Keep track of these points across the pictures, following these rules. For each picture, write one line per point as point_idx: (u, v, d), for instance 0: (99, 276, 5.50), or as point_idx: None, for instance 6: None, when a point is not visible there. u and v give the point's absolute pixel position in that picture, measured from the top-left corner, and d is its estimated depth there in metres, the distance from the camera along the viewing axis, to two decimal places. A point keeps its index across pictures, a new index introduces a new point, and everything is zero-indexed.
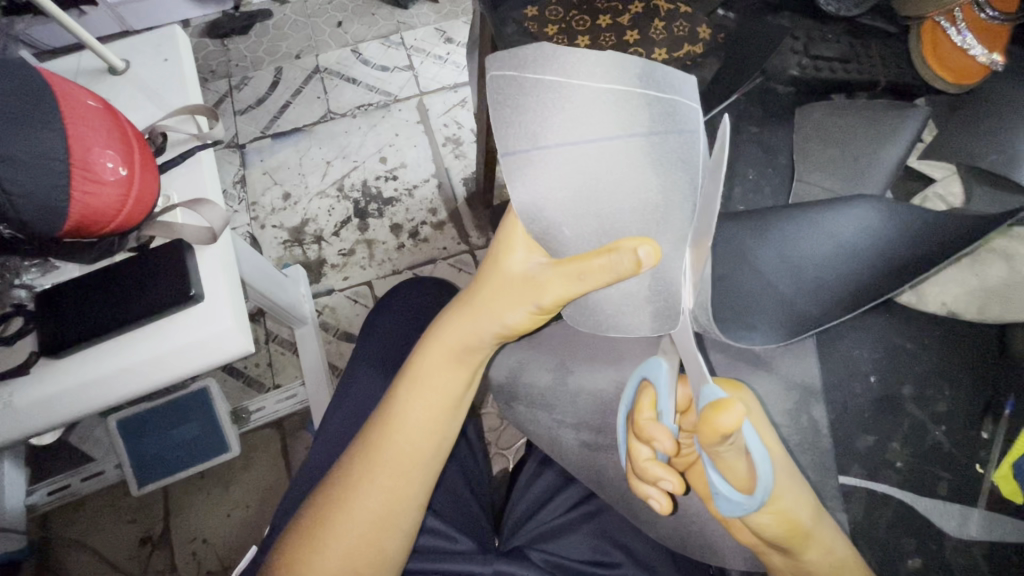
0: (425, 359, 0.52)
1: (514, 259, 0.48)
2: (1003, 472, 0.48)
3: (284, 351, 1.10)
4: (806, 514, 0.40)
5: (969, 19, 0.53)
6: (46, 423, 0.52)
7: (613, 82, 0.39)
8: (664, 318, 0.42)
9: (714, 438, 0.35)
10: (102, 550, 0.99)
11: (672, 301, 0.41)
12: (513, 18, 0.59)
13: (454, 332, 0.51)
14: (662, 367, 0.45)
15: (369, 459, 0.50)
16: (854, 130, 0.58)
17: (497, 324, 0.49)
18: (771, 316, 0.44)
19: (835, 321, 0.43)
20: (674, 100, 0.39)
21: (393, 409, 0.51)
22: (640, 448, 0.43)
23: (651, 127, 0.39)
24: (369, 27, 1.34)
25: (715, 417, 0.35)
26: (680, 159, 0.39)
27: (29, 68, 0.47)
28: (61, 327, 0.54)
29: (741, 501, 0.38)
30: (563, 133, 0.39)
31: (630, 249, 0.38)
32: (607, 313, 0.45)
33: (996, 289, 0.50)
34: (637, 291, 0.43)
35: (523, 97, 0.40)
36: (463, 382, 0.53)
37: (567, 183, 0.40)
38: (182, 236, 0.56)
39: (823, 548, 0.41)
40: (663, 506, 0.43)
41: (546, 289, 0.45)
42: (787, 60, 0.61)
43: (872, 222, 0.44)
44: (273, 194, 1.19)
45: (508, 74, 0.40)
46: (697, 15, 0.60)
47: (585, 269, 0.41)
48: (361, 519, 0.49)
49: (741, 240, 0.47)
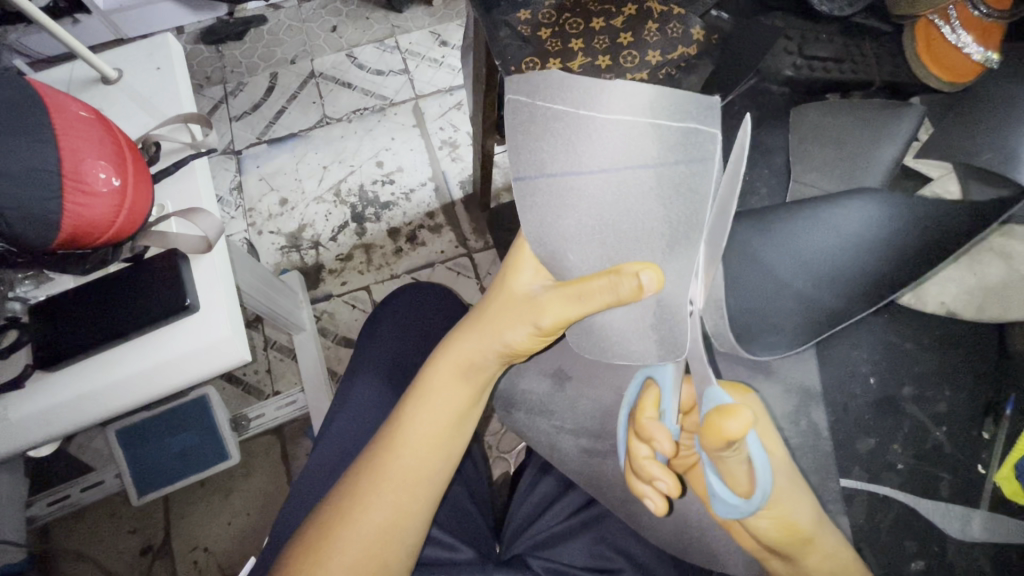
0: (430, 376, 0.52)
1: (521, 280, 0.49)
2: (1005, 472, 0.47)
3: (283, 358, 1.09)
4: (806, 519, 0.40)
5: (963, 18, 0.54)
6: (40, 437, 0.52)
7: (625, 111, 0.38)
8: (670, 347, 0.40)
9: (719, 441, 0.35)
10: (103, 561, 0.98)
11: (677, 334, 0.39)
12: (507, 22, 0.58)
13: (459, 349, 0.52)
14: (669, 370, 0.44)
15: (370, 472, 0.50)
16: (848, 129, 0.59)
17: (499, 342, 0.50)
18: (792, 314, 0.44)
19: (857, 315, 0.43)
20: (689, 127, 0.36)
21: (399, 425, 0.51)
22: (639, 447, 0.44)
23: (661, 158, 0.37)
24: (364, 31, 1.34)
25: (721, 421, 0.35)
26: (690, 189, 0.36)
27: (19, 81, 0.47)
28: (53, 339, 0.53)
29: (738, 504, 0.39)
30: (571, 162, 0.40)
31: (632, 273, 0.38)
32: (611, 339, 0.45)
33: (993, 287, 0.50)
34: (643, 317, 0.42)
35: (534, 125, 0.41)
36: (466, 401, 0.52)
37: (573, 209, 0.41)
38: (176, 246, 0.55)
39: (822, 555, 0.41)
40: (658, 507, 0.43)
41: (546, 310, 0.45)
42: (782, 61, 0.59)
43: (875, 216, 0.43)
44: (269, 200, 1.19)
45: (520, 100, 0.41)
46: (689, 15, 0.58)
47: (586, 290, 0.41)
48: (362, 536, 0.48)
49: (748, 239, 0.47)
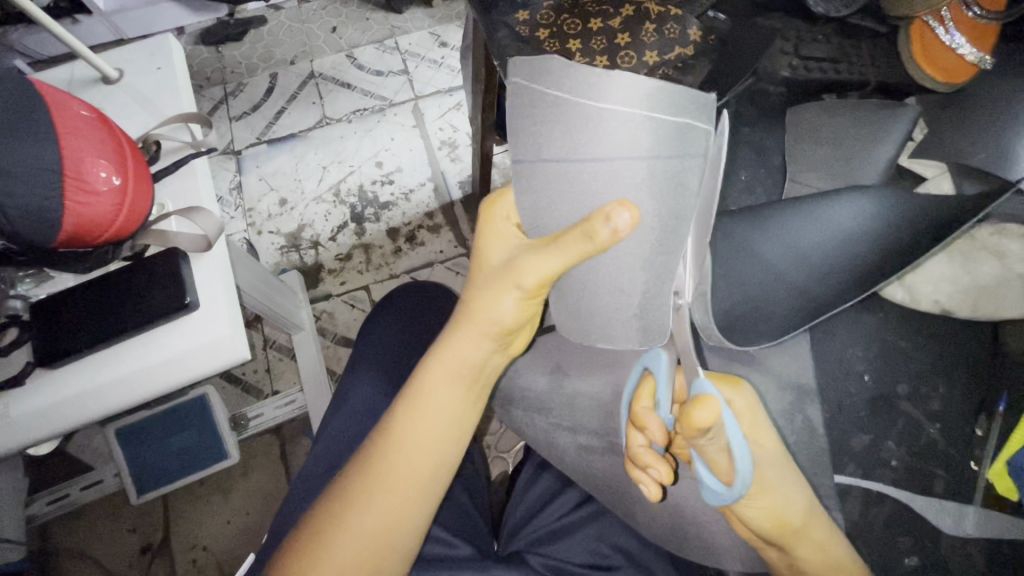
0: (426, 373, 0.50)
1: (495, 254, 0.49)
2: (998, 468, 0.48)
3: (282, 357, 1.09)
4: (794, 509, 0.41)
5: (957, 19, 0.54)
6: (42, 434, 0.52)
7: (622, 101, 0.39)
8: (656, 332, 0.42)
9: (691, 430, 0.38)
10: (102, 561, 0.98)
11: (662, 316, 0.42)
12: (506, 23, 0.59)
13: (455, 348, 0.50)
14: (661, 359, 0.46)
15: (364, 474, 0.49)
16: (843, 131, 0.59)
17: (488, 320, 0.48)
18: (785, 304, 0.45)
19: (848, 302, 0.44)
20: (684, 124, 0.38)
21: (394, 428, 0.50)
22: (635, 436, 0.47)
23: (655, 150, 0.38)
24: (364, 32, 1.34)
25: (692, 412, 0.38)
26: (677, 183, 0.39)
27: (21, 80, 0.47)
28: (53, 337, 0.54)
29: (721, 491, 0.41)
30: (567, 149, 0.41)
31: (604, 218, 0.39)
32: (592, 326, 0.46)
33: (986, 287, 0.50)
34: (626, 305, 0.43)
35: (531, 109, 0.42)
36: (463, 397, 0.51)
37: (565, 195, 0.42)
38: (176, 245, 0.56)
39: (816, 547, 0.42)
40: (653, 493, 0.44)
41: (524, 270, 0.44)
42: (777, 61, 0.60)
43: (871, 211, 0.44)
44: (269, 200, 1.19)
45: (521, 82, 0.42)
46: (687, 16, 0.58)
47: (562, 243, 0.42)
48: (358, 536, 0.48)
49: (742, 233, 0.46)
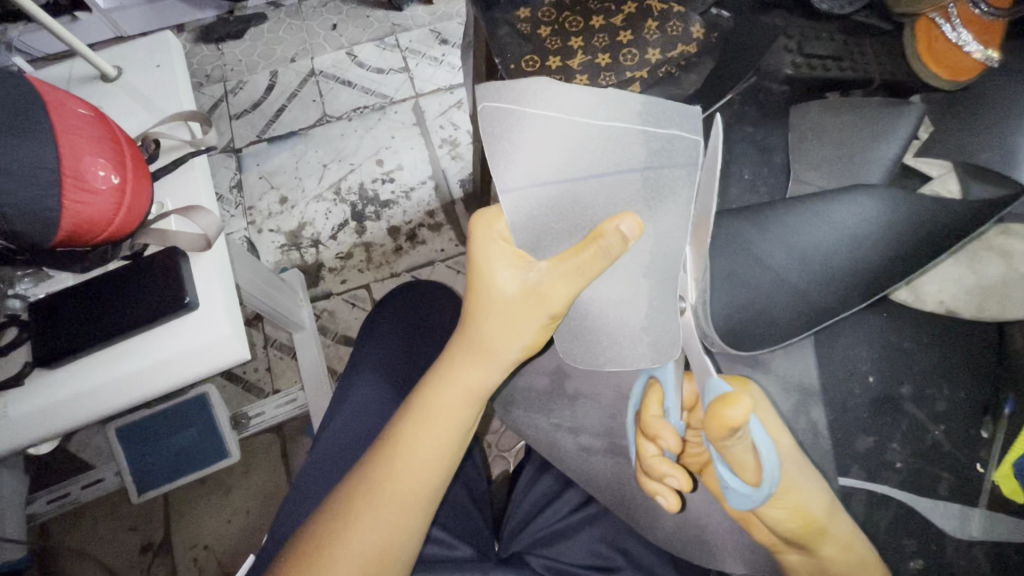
0: (431, 399, 0.48)
1: (504, 280, 0.44)
2: (1005, 471, 0.47)
3: (283, 356, 1.09)
4: (819, 505, 0.41)
5: (963, 16, 0.52)
6: (41, 435, 0.52)
7: (612, 117, 0.39)
8: (664, 347, 0.41)
9: (722, 430, 0.37)
10: (103, 559, 0.98)
11: (671, 334, 0.40)
12: (505, 20, 0.58)
13: (464, 373, 0.48)
14: (670, 368, 0.47)
15: (367, 493, 0.47)
16: (853, 130, 0.58)
17: (506, 344, 0.46)
18: (782, 307, 0.44)
19: (851, 310, 0.44)
20: (670, 134, 0.38)
21: (397, 451, 0.48)
22: (648, 446, 0.46)
23: (647, 162, 0.39)
24: (364, 29, 1.34)
25: (722, 410, 0.36)
26: (670, 191, 0.38)
27: (18, 77, 0.47)
28: (52, 336, 0.53)
29: (750, 494, 0.40)
30: (563, 169, 0.40)
31: (611, 228, 0.38)
32: (602, 344, 0.44)
33: (992, 288, 0.49)
34: (630, 322, 0.42)
35: (517, 133, 0.39)
36: (469, 417, 0.49)
37: (564, 212, 0.41)
38: (176, 244, 0.55)
39: (839, 545, 0.42)
40: (671, 503, 0.45)
41: (549, 295, 0.42)
42: (781, 59, 0.61)
43: (870, 214, 0.44)
44: (269, 198, 1.19)
45: (504, 106, 0.39)
46: (689, 14, 0.59)
47: (583, 263, 0.39)
48: (358, 555, 0.45)
49: (744, 232, 0.46)
